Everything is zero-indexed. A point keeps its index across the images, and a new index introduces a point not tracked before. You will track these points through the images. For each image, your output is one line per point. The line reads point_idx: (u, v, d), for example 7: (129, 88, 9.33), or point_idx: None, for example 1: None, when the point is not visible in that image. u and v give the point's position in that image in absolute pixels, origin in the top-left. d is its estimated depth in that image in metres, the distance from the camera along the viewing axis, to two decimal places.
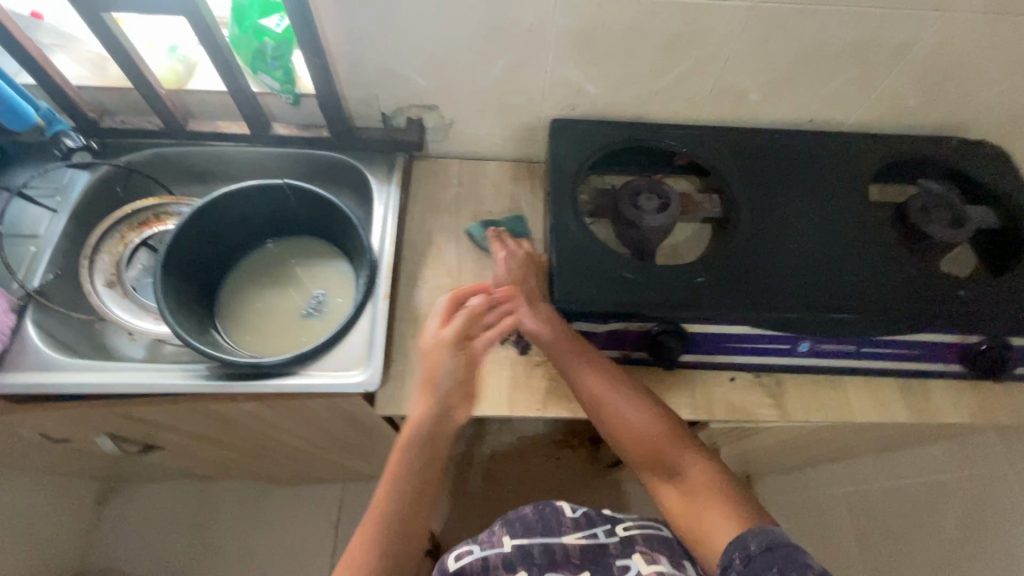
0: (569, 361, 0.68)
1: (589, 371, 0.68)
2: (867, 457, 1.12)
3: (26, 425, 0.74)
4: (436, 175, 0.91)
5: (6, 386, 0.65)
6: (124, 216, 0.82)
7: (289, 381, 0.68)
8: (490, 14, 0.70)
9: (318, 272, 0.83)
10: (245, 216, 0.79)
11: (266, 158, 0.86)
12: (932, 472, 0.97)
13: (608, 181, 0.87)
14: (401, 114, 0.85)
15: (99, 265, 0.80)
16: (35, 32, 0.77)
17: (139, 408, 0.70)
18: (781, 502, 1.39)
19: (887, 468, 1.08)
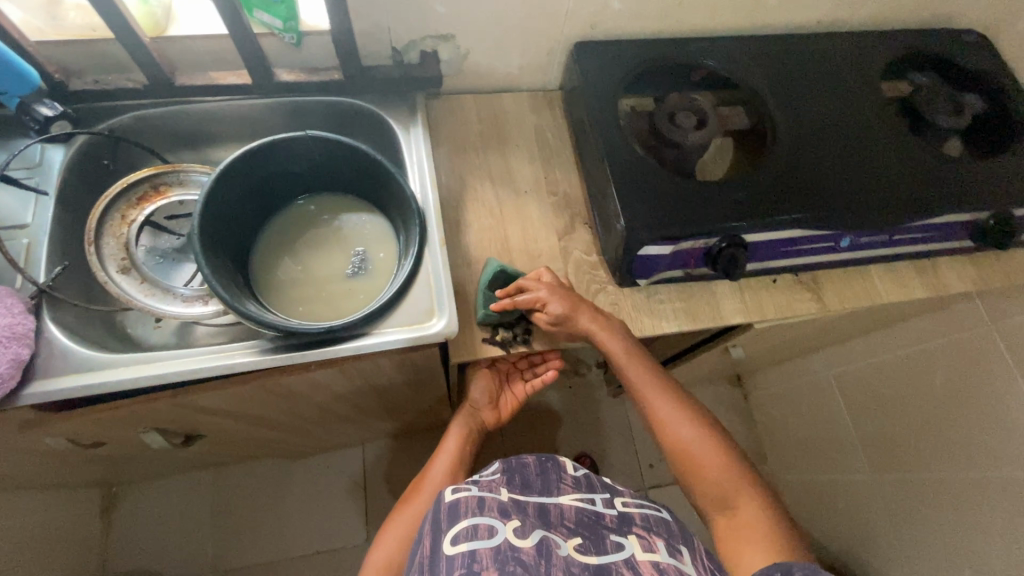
0: (642, 386, 0.71)
1: (661, 397, 0.71)
2: (857, 338, 1.25)
3: (62, 434, 0.68)
4: (454, 114, 0.87)
5: (45, 394, 0.58)
6: (119, 192, 0.73)
7: (363, 342, 0.64)
8: None
9: (354, 229, 0.79)
10: (265, 176, 0.72)
11: (270, 112, 0.77)
12: (916, 341, 1.10)
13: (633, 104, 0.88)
14: (415, 48, 0.79)
15: (106, 252, 0.71)
16: None
17: (198, 395, 0.65)
18: (777, 390, 1.54)
19: (873, 345, 1.20)
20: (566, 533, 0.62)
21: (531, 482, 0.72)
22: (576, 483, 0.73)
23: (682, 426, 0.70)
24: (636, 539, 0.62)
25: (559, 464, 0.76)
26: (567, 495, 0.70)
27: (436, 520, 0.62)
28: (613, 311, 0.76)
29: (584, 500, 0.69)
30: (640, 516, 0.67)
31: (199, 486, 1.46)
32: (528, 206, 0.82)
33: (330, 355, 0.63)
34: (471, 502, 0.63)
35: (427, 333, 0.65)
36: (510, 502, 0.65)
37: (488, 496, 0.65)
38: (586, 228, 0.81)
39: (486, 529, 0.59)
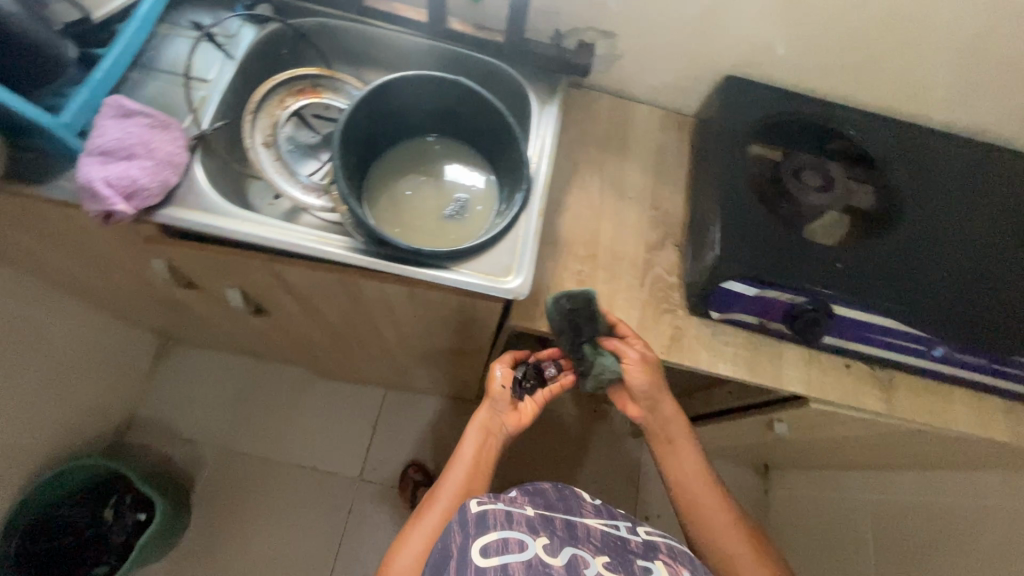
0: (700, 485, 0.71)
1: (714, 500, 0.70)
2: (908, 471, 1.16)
3: (169, 261, 0.78)
4: (587, 107, 0.90)
5: (175, 219, 0.67)
6: (285, 80, 0.83)
7: (442, 274, 0.69)
8: None
9: (463, 179, 0.84)
10: (407, 105, 0.79)
11: (430, 55, 0.84)
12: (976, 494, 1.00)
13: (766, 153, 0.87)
14: (576, 36, 0.83)
15: (258, 123, 0.81)
16: None
17: (289, 267, 0.72)
18: (803, 495, 1.45)
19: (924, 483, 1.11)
20: (594, 549, 0.61)
21: (553, 500, 0.67)
22: (597, 509, 0.70)
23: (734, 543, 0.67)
24: (662, 565, 0.61)
25: (577, 491, 0.71)
26: (590, 517, 0.67)
27: (462, 526, 0.60)
28: (674, 334, 0.76)
29: (607, 525, 0.67)
30: (665, 545, 0.65)
31: (236, 368, 1.58)
32: (627, 212, 0.83)
33: (413, 274, 0.68)
34: (498, 513, 0.60)
35: (498, 287, 0.69)
36: (537, 518, 0.62)
37: (516, 510, 0.62)
38: (675, 249, 0.81)
39: (517, 543, 0.57)
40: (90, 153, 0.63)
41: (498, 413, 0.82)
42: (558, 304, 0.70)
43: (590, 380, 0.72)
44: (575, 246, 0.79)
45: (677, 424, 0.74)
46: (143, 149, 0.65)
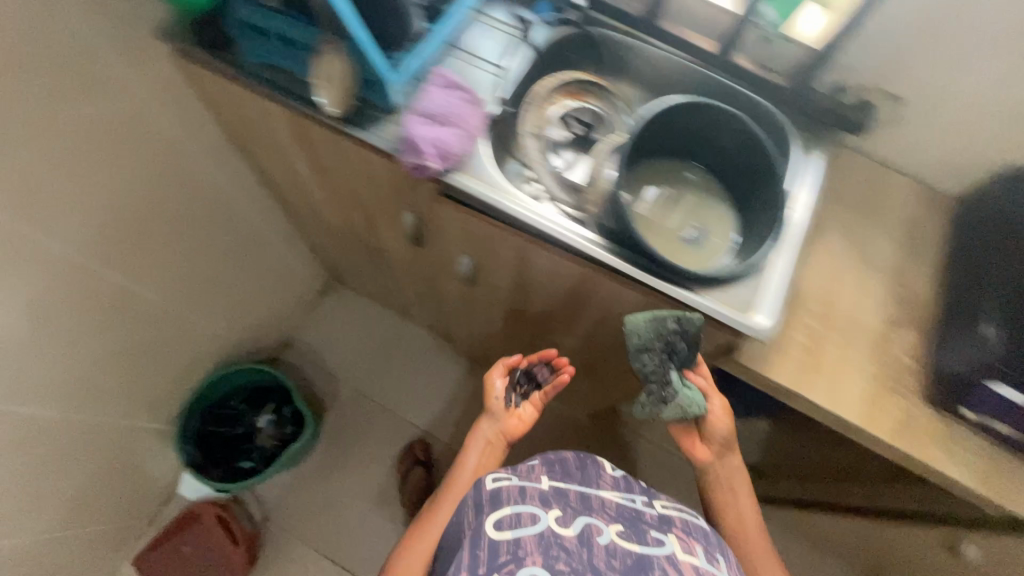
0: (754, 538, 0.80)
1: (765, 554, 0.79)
2: None
3: (427, 218, 0.87)
4: (843, 163, 0.88)
5: (464, 186, 0.75)
6: (559, 81, 0.88)
7: (688, 296, 0.71)
8: None
9: (703, 207, 0.85)
10: (675, 129, 0.81)
11: (702, 83, 0.85)
12: None
13: None
14: (858, 94, 0.83)
15: (529, 115, 0.87)
16: None
17: (540, 251, 0.78)
18: None
19: None
20: (609, 520, 0.66)
21: (569, 472, 0.76)
22: (613, 480, 0.77)
23: None
24: (675, 539, 0.65)
25: (597, 462, 0.78)
26: (607, 490, 0.74)
27: (485, 505, 0.67)
28: (902, 417, 0.72)
29: (624, 499, 0.73)
30: (679, 520, 0.70)
31: (384, 321, 1.72)
32: (869, 279, 0.80)
33: (661, 288, 0.72)
34: (512, 489, 0.68)
35: (741, 324, 0.70)
36: (551, 491, 0.69)
37: (528, 485, 0.70)
38: (915, 330, 0.77)
39: (528, 518, 0.63)
40: (415, 114, 0.72)
41: (495, 421, 0.89)
42: (668, 322, 0.70)
43: (673, 408, 0.75)
44: (810, 301, 0.78)
45: (742, 475, 0.83)
46: (458, 119, 0.73)
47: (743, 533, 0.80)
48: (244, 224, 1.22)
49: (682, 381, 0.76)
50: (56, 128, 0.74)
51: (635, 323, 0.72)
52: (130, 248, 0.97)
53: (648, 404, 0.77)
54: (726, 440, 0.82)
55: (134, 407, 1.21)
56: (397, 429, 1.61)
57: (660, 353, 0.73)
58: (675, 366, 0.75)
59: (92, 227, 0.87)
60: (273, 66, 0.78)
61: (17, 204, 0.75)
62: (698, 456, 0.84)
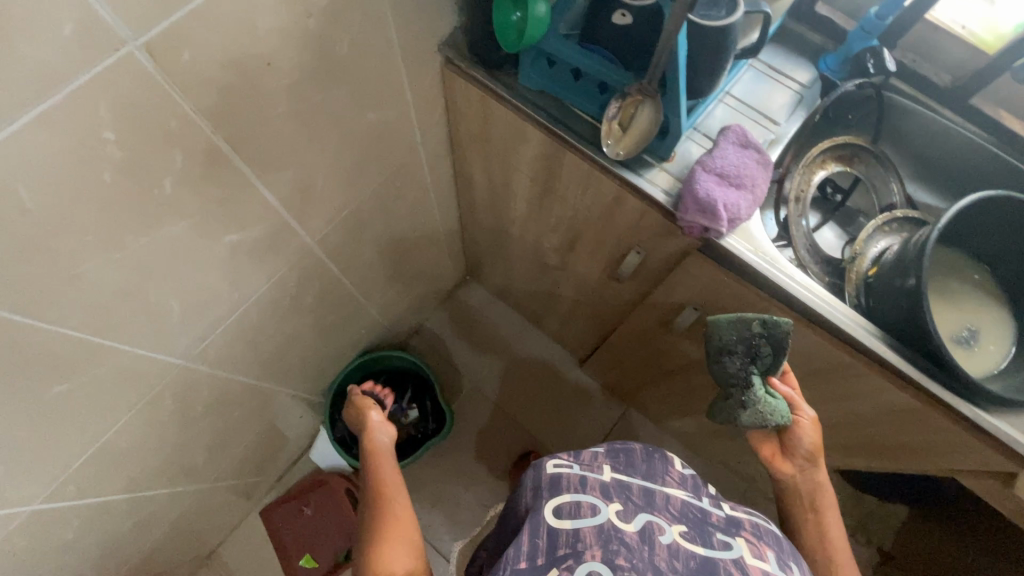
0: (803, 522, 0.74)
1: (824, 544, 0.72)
2: None
3: (662, 264, 0.84)
4: None
5: (739, 252, 0.72)
6: (834, 144, 0.81)
7: (979, 414, 0.65)
8: None
9: (975, 306, 0.77)
10: (976, 217, 0.73)
11: (1002, 171, 0.78)
12: None
13: None
14: None
15: (797, 177, 0.80)
16: None
17: (799, 327, 0.74)
18: None
19: None
20: (672, 518, 0.65)
21: (634, 464, 0.75)
22: (680, 479, 0.74)
23: None
24: (744, 544, 0.64)
25: (665, 457, 0.77)
26: (671, 485, 0.72)
27: (540, 487, 0.68)
28: None
29: (690, 497, 0.71)
30: (748, 522, 0.68)
31: (512, 324, 1.73)
32: None
33: (945, 399, 0.66)
34: (573, 478, 0.68)
35: None
36: (611, 483, 0.69)
37: (588, 475, 0.70)
38: None
39: (589, 508, 0.63)
40: (708, 171, 0.69)
41: (380, 436, 0.88)
42: (754, 324, 0.70)
43: (752, 414, 0.72)
44: None
45: (829, 495, 0.76)
46: (751, 182, 0.69)
47: (827, 550, 0.72)
48: (430, 221, 1.23)
49: (765, 389, 0.74)
50: (343, 132, 0.75)
51: (717, 323, 0.73)
52: (349, 240, 0.99)
53: (726, 409, 0.76)
54: (811, 455, 0.76)
55: (300, 380, 1.27)
56: (514, 436, 1.61)
57: (741, 356, 0.73)
58: (756, 369, 0.73)
59: (334, 221, 0.90)
60: (555, 94, 0.76)
61: (294, 199, 0.77)
62: (779, 468, 0.78)
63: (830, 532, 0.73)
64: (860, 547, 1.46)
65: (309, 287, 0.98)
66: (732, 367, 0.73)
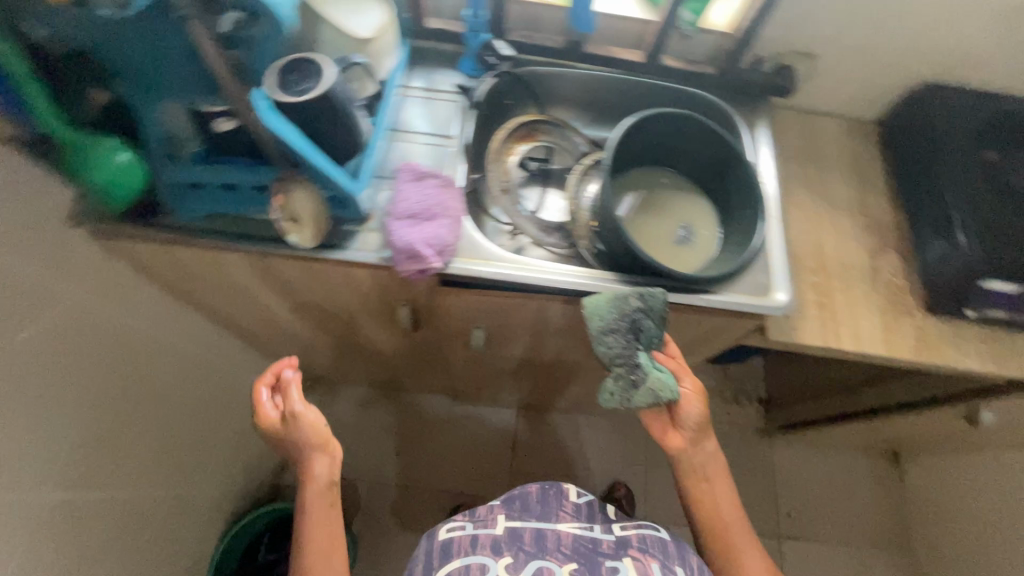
0: (697, 489, 0.77)
1: (717, 509, 0.76)
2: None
3: (426, 308, 0.83)
4: (780, 124, 0.94)
5: (470, 270, 0.72)
6: (510, 128, 0.87)
7: (713, 297, 0.74)
8: None
9: (680, 205, 0.88)
10: (639, 140, 0.83)
11: (638, 91, 0.89)
12: None
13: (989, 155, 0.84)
14: (776, 60, 0.88)
15: (495, 172, 0.84)
16: None
17: (559, 302, 0.78)
18: (936, 479, 1.49)
19: None
20: (562, 560, 0.65)
21: (529, 506, 0.72)
22: (576, 509, 0.73)
23: (744, 557, 0.73)
24: (630, 564, 0.65)
25: (562, 490, 0.75)
26: (565, 520, 0.71)
27: (430, 555, 0.66)
28: (919, 336, 0.79)
29: (582, 528, 0.70)
30: (637, 538, 0.69)
31: None
32: (842, 221, 0.87)
33: (685, 300, 0.74)
34: (465, 541, 0.67)
35: (766, 305, 0.74)
36: (505, 535, 0.67)
37: (481, 532, 0.68)
38: (896, 253, 0.85)
39: (478, 568, 0.63)
40: (398, 217, 0.69)
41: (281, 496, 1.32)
42: (633, 299, 0.69)
43: (646, 391, 0.69)
44: (805, 260, 0.83)
45: (715, 458, 0.79)
46: (441, 210, 0.70)
47: (720, 514, 0.76)
48: (213, 372, 1.10)
49: (650, 364, 0.72)
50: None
51: (595, 304, 0.69)
52: (110, 455, 0.84)
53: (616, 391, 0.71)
54: (699, 427, 0.77)
55: None
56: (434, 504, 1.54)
57: (626, 333, 0.70)
58: (642, 347, 0.71)
59: (68, 455, 0.75)
60: (221, 212, 0.70)
61: None
62: (670, 443, 0.78)
63: (714, 500, 0.77)
64: (746, 407, 1.64)
65: (90, 529, 0.82)
66: (614, 344, 0.69)
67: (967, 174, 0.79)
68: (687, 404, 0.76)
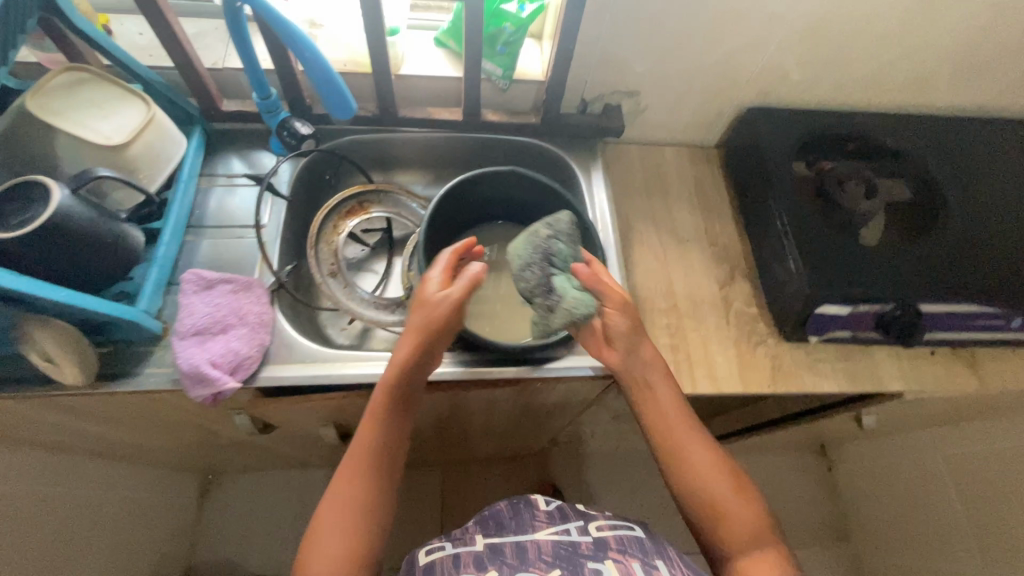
0: (639, 391, 0.64)
1: (658, 395, 0.64)
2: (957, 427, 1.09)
3: (262, 416, 0.76)
4: (622, 162, 0.92)
5: (281, 379, 0.65)
6: (332, 207, 0.81)
7: (553, 365, 0.69)
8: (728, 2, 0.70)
9: None
10: (469, 203, 0.79)
11: (468, 145, 0.86)
12: None
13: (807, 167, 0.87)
14: (601, 101, 0.86)
15: (321, 257, 0.79)
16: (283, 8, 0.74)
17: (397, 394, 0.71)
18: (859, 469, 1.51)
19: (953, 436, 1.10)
20: (543, 570, 0.58)
21: (503, 523, 0.66)
22: (550, 515, 0.66)
23: (688, 454, 0.62)
24: (612, 565, 0.58)
25: (531, 500, 0.68)
26: (542, 528, 0.64)
27: None
28: (774, 365, 0.78)
29: (559, 532, 0.63)
30: (614, 538, 0.62)
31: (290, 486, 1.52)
32: (691, 254, 0.86)
33: (526, 375, 0.68)
34: (445, 562, 0.60)
35: (610, 366, 0.69)
36: (486, 551, 0.61)
37: (463, 551, 0.62)
38: (746, 280, 0.84)
39: None
40: (183, 336, 0.61)
41: None
42: (540, 231, 0.66)
43: (560, 314, 0.63)
44: (656, 300, 0.81)
45: (662, 386, 0.65)
46: (235, 318, 0.64)
47: (668, 422, 0.63)
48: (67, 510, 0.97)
49: (574, 285, 0.65)
50: None
51: (513, 246, 0.67)
52: None
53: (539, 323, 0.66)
54: (631, 335, 0.65)
55: None
56: None
57: (541, 266, 0.64)
58: (557, 269, 0.65)
59: None
60: None
61: None
62: (608, 361, 0.65)
63: (678, 432, 0.63)
64: None
65: None
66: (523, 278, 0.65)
67: (790, 198, 0.80)
68: (613, 329, 0.65)
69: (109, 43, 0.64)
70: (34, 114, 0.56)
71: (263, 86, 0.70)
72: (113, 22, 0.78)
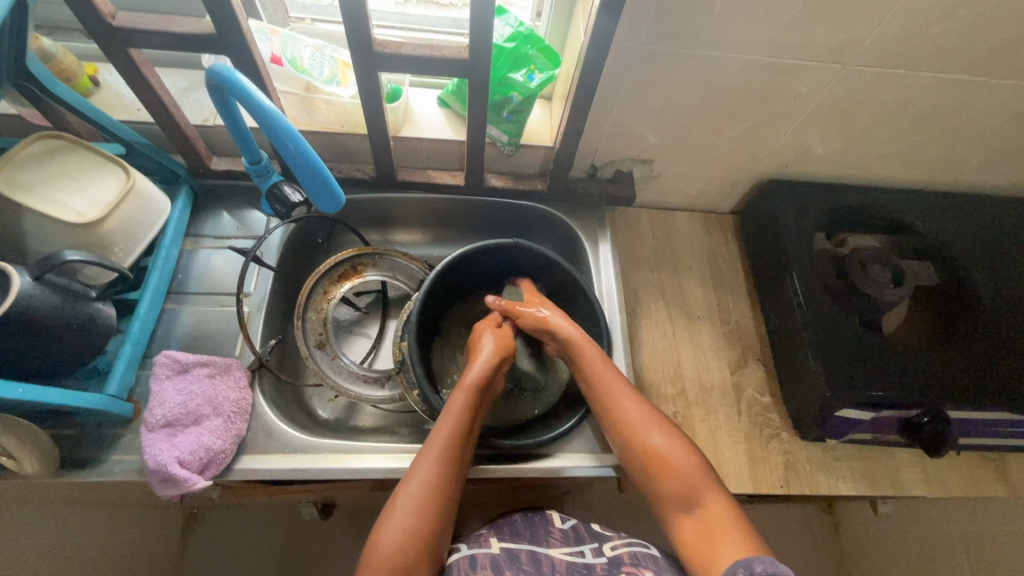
0: (602, 380, 0.62)
1: (614, 387, 0.62)
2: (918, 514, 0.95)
3: (239, 496, 0.71)
4: (632, 228, 0.88)
5: (255, 472, 0.60)
6: (325, 270, 0.76)
7: (549, 464, 0.65)
8: (750, 80, 0.66)
9: None
10: (467, 275, 0.74)
11: (469, 208, 0.82)
12: (1006, 524, 0.81)
13: (831, 244, 0.81)
14: (612, 166, 0.82)
15: (309, 326, 0.74)
16: (273, 76, 0.68)
17: (384, 483, 0.66)
18: None
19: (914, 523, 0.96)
20: None
21: (519, 531, 0.60)
22: (566, 534, 0.60)
23: (650, 433, 0.58)
24: None
25: (547, 515, 0.62)
26: (556, 546, 0.58)
27: None
28: (788, 462, 0.72)
29: (572, 554, 0.57)
30: (629, 553, 0.56)
31: None
32: (701, 333, 0.81)
33: (521, 474, 0.64)
34: (462, 563, 0.55)
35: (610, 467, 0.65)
36: (503, 554, 0.56)
37: (479, 552, 0.56)
38: (758, 364, 0.79)
39: None
40: (152, 428, 0.57)
41: None
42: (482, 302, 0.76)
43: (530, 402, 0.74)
44: (663, 385, 0.76)
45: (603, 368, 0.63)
46: (210, 408, 0.60)
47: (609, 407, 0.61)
48: None
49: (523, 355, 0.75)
50: None
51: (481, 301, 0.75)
52: None
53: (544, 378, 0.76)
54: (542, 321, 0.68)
55: None
56: None
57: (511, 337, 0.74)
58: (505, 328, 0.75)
59: None
60: None
61: None
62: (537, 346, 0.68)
63: (659, 442, 0.57)
64: None
65: None
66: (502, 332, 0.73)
67: (809, 282, 0.74)
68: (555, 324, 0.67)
69: (94, 109, 0.61)
70: (3, 193, 0.53)
71: (251, 151, 0.63)
72: (100, 71, 0.74)
